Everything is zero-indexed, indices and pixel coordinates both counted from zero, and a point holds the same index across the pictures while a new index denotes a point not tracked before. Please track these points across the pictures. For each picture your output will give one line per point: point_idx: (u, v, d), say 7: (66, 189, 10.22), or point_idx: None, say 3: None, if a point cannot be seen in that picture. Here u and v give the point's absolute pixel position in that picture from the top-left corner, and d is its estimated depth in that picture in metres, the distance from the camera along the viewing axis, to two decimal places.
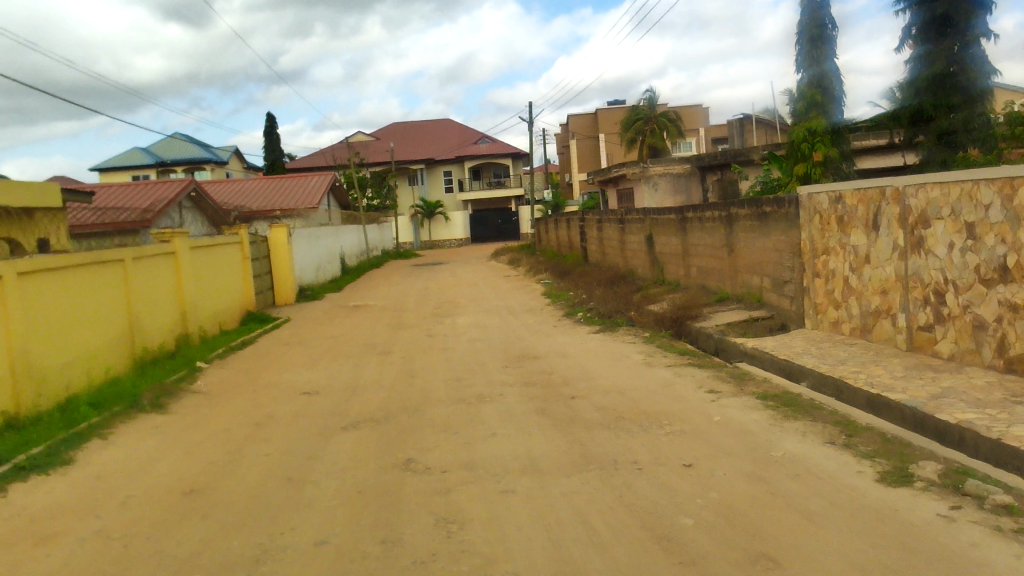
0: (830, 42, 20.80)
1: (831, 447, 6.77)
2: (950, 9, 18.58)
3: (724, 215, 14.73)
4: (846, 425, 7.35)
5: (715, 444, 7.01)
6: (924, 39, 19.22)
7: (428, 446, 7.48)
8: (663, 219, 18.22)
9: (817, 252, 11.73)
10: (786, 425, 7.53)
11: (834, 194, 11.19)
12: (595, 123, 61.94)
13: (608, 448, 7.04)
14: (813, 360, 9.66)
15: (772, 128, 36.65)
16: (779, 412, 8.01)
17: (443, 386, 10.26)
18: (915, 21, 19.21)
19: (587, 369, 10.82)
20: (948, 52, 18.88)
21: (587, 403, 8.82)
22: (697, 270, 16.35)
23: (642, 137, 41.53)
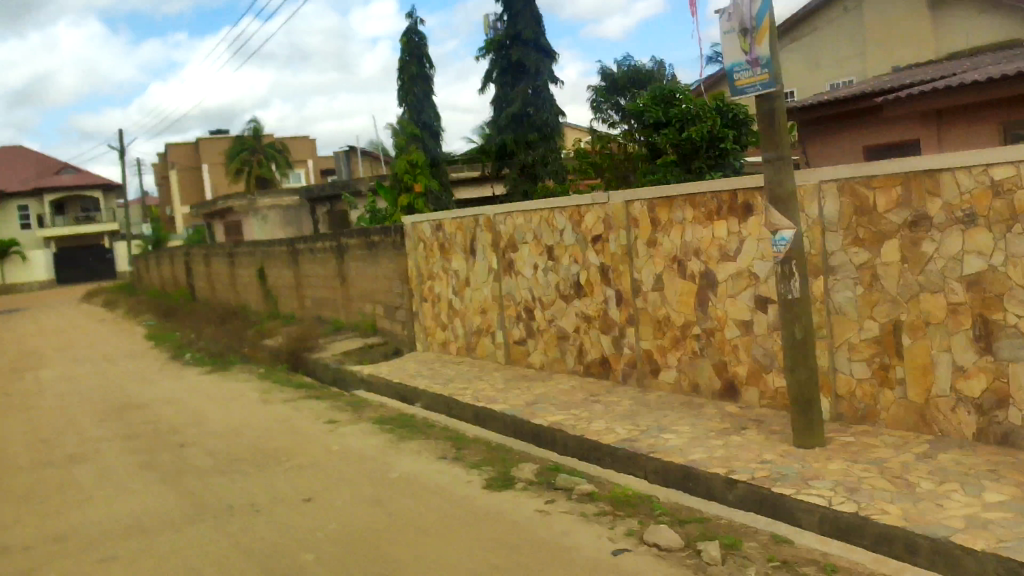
0: (426, 80, 22.20)
1: (444, 462, 7.15)
2: (523, 55, 21.37)
3: (334, 245, 14.87)
4: (456, 440, 7.82)
5: (335, 474, 7.01)
6: (503, 82, 21.82)
7: (7, 522, 6.44)
8: (273, 251, 17.86)
9: (422, 277, 12.38)
10: (402, 446, 7.78)
11: (434, 223, 11.92)
12: (197, 153, 58.99)
13: (223, 494, 6.67)
14: (426, 381, 10.12)
15: (377, 160, 38.01)
16: (396, 435, 8.26)
17: (24, 451, 8.92)
18: (494, 66, 21.88)
19: (199, 413, 10.18)
20: (523, 94, 21.44)
21: (199, 450, 8.27)
22: (311, 301, 16.27)
23: (248, 168, 40.43)
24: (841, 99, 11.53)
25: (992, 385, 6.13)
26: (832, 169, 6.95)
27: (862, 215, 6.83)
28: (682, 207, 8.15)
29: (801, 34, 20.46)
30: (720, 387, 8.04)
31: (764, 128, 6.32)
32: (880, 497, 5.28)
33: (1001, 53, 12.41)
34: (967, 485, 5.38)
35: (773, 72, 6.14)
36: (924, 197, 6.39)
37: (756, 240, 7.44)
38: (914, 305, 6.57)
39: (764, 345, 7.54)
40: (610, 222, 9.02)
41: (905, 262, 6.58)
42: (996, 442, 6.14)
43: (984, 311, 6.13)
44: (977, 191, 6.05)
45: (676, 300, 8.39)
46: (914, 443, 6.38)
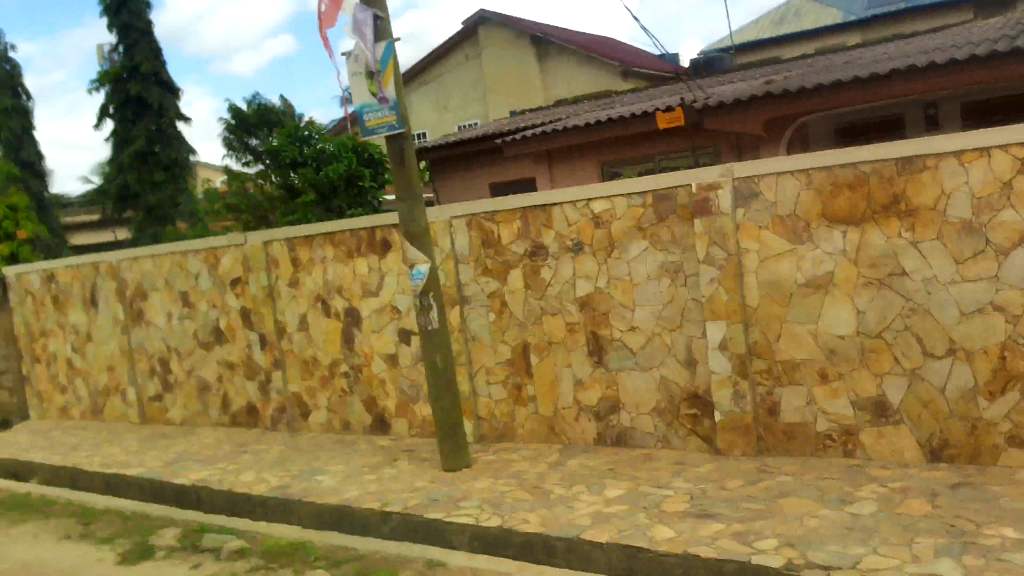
0: None
1: (68, 541, 6.35)
2: (143, 90, 19.97)
3: None
4: (83, 514, 7.00)
5: None
6: (122, 118, 20.09)
7: None
8: None
9: (34, 335, 11.04)
10: (14, 530, 6.76)
11: (46, 273, 10.70)
12: None
13: None
14: (43, 454, 8.88)
15: None
16: (5, 519, 7.15)
17: None
18: (108, 101, 20.19)
19: None
20: (146, 131, 19.90)
21: None
22: None
23: None
24: (466, 140, 12.38)
25: (606, 394, 6.92)
26: (460, 205, 7.42)
27: (489, 247, 7.36)
28: (322, 246, 8.14)
29: (428, 78, 21.70)
30: (371, 422, 8.13)
31: (395, 167, 6.56)
32: (520, 508, 5.69)
33: (595, 102, 14.19)
34: (591, 486, 6.01)
35: (400, 113, 6.41)
36: (539, 229, 7.06)
37: (395, 275, 7.65)
38: (538, 328, 7.20)
39: (409, 377, 7.77)
40: (249, 264, 8.71)
41: (528, 288, 7.20)
42: (612, 443, 6.94)
43: (595, 328, 6.91)
44: (581, 222, 6.83)
45: (321, 339, 8.34)
46: (546, 453, 6.97)
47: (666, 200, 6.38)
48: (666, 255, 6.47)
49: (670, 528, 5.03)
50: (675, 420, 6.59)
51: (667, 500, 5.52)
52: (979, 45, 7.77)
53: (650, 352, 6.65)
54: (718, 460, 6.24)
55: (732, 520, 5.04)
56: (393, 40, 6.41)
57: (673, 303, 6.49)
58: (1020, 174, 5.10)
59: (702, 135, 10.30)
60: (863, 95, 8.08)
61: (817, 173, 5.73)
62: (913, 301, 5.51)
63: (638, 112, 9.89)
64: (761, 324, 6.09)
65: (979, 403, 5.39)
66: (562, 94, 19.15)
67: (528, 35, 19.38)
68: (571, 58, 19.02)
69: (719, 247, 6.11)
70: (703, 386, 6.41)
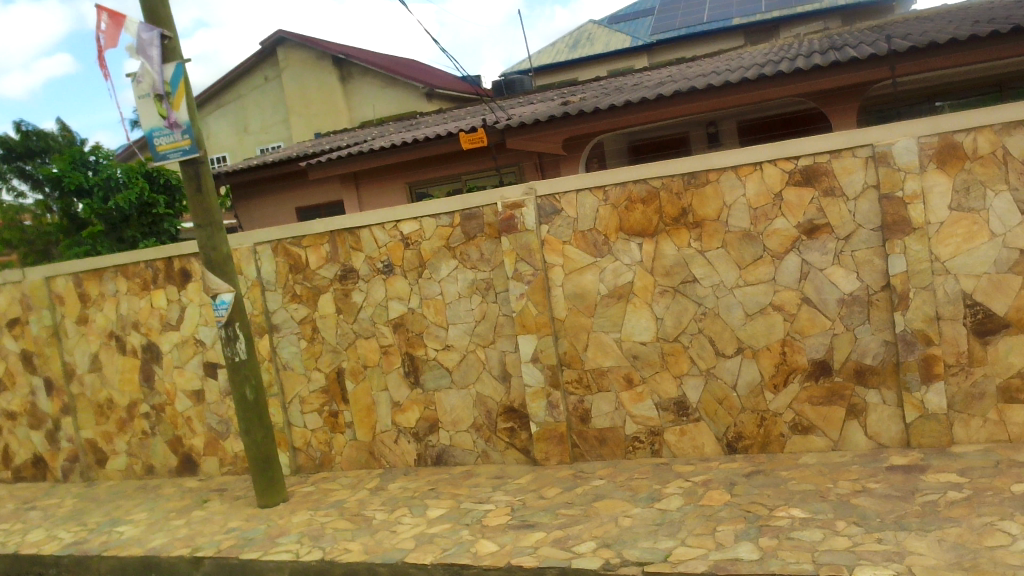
0: None
1: None
2: None
3: None
4: None
5: None
6: None
7: None
8: None
9: None
10: None
11: None
12: None
13: None
14: None
15: None
16: None
17: None
18: None
19: None
20: None
21: None
22: None
23: None
24: (269, 164, 12.00)
25: (423, 414, 6.91)
26: (264, 231, 7.18)
27: (297, 272, 7.17)
28: (113, 278, 7.60)
29: (226, 100, 20.90)
30: (177, 463, 7.65)
31: (191, 193, 6.25)
32: (341, 538, 5.56)
33: (400, 123, 14.21)
34: (413, 507, 5.97)
35: (194, 137, 6.14)
36: (348, 252, 6.97)
37: (197, 306, 7.26)
38: (352, 352, 7.09)
39: (216, 413, 7.39)
40: (28, 302, 7.97)
41: (340, 313, 7.08)
42: (432, 463, 6.94)
43: (409, 349, 6.89)
44: (391, 244, 6.81)
45: (117, 379, 7.77)
46: (366, 479, 6.85)
47: (474, 219, 6.50)
48: (476, 273, 6.57)
49: (493, 542, 5.09)
50: (492, 435, 6.69)
51: (489, 514, 5.59)
52: (748, 69, 8.52)
53: (465, 369, 6.72)
54: (536, 470, 6.39)
55: (552, 527, 5.18)
56: (183, 61, 6.11)
57: (485, 319, 6.60)
58: (788, 186, 5.62)
59: (506, 155, 10.57)
60: (651, 115, 8.61)
61: (612, 189, 6.04)
62: (704, 305, 5.92)
63: (443, 133, 10.01)
64: (569, 335, 6.32)
65: (765, 396, 5.85)
66: (367, 116, 19.03)
67: (329, 56, 19.11)
68: (374, 79, 18.94)
69: (526, 262, 6.28)
70: (517, 399, 6.54)
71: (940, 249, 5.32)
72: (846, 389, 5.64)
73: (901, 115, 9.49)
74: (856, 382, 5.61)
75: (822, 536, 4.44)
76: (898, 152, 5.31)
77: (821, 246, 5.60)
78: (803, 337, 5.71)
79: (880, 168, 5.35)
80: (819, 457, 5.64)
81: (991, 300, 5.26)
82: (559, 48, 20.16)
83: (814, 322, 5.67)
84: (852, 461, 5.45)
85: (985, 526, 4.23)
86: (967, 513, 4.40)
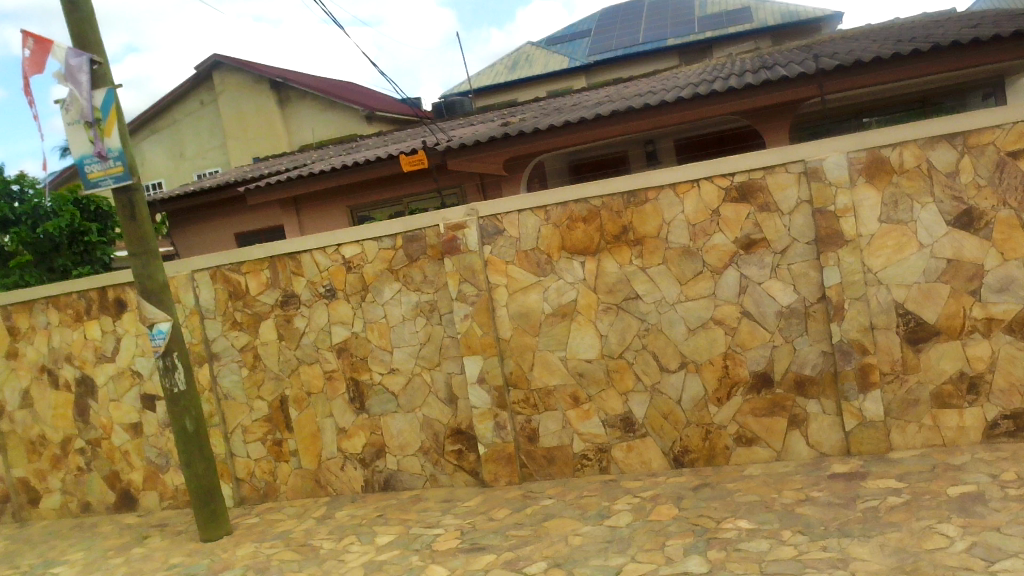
0: None
1: None
2: None
3: None
4: None
5: None
6: None
7: None
8: None
9: None
10: None
11: None
12: None
13: None
14: None
15: None
16: None
17: None
18: None
19: None
20: None
21: None
22: None
23: None
24: (206, 189, 11.80)
25: (370, 439, 6.83)
26: (201, 258, 7.05)
27: (237, 299, 7.04)
28: (44, 310, 7.38)
29: (161, 126, 20.55)
30: (114, 500, 7.41)
31: (125, 221, 6.10)
32: (288, 569, 5.44)
33: (340, 146, 14.11)
34: (361, 535, 5.88)
35: (126, 164, 6.00)
36: (290, 278, 6.87)
37: (133, 336, 7.07)
38: (295, 379, 6.97)
39: (155, 446, 7.19)
40: None
41: (282, 339, 6.97)
42: (380, 489, 6.85)
43: (354, 374, 6.80)
44: (333, 268, 6.74)
45: (49, 415, 7.51)
46: (312, 508, 6.73)
47: (416, 241, 6.48)
48: (419, 295, 6.54)
49: (444, 567, 5.04)
50: (440, 458, 6.64)
51: (439, 539, 5.54)
52: (684, 88, 8.67)
53: (411, 393, 6.67)
54: (485, 493, 6.35)
55: (503, 549, 5.15)
56: (114, 86, 5.98)
57: (430, 341, 6.56)
58: (725, 203, 5.74)
59: (447, 176, 10.58)
60: (590, 135, 8.70)
61: (554, 209, 6.08)
62: (647, 321, 5.99)
63: (383, 156, 9.99)
64: (515, 355, 6.31)
65: (710, 410, 5.93)
66: (307, 140, 18.86)
67: (266, 79, 18.92)
68: (312, 103, 18.80)
69: (470, 283, 6.28)
70: (464, 421, 6.51)
71: (872, 260, 5.47)
72: (788, 400, 5.75)
73: (831, 131, 9.76)
74: (797, 393, 5.72)
75: (769, 546, 4.50)
76: (828, 168, 5.46)
77: (759, 260, 5.71)
78: (744, 350, 5.81)
79: (812, 183, 5.50)
80: (763, 468, 5.72)
81: (922, 309, 5.42)
82: (498, 69, 20.28)
83: (755, 334, 5.77)
84: (796, 471, 5.54)
85: (925, 530, 4.33)
86: (907, 517, 4.51)
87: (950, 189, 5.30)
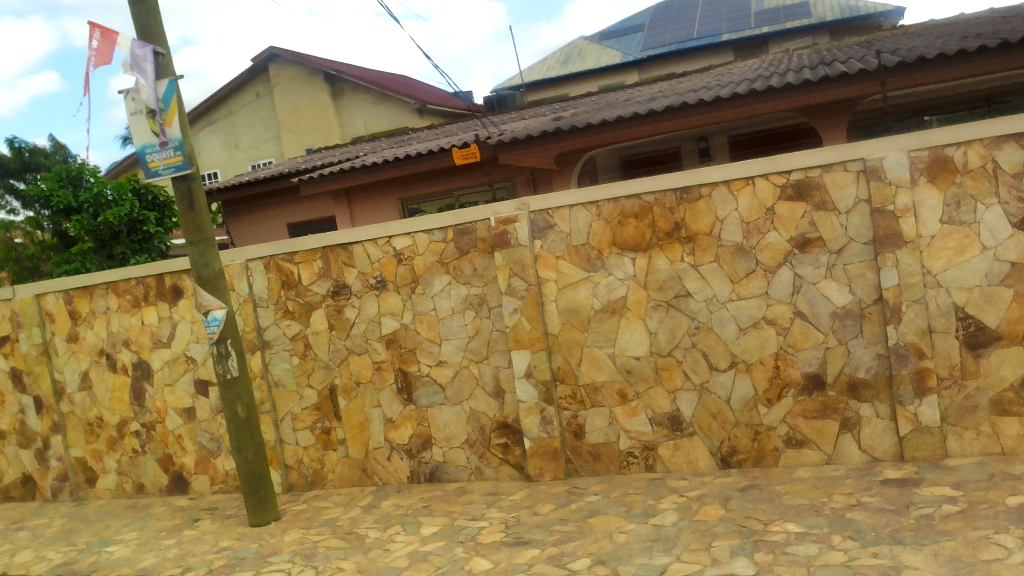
0: None
1: None
2: None
3: None
4: None
5: None
6: None
7: None
8: None
9: None
10: None
11: None
12: None
13: None
14: None
15: None
16: None
17: None
18: None
19: None
20: None
21: None
22: None
23: None
24: (261, 180, 11.99)
25: (417, 430, 6.87)
26: (256, 247, 7.16)
27: (289, 289, 7.14)
28: (104, 295, 7.58)
29: (218, 116, 20.94)
30: (167, 483, 7.59)
31: (184, 210, 6.23)
32: (334, 556, 5.51)
33: (392, 139, 14.22)
34: (406, 525, 5.93)
35: (186, 154, 6.11)
36: (341, 268, 6.95)
37: (188, 323, 7.22)
38: (345, 369, 7.06)
39: (208, 431, 7.34)
40: (19, 321, 7.95)
41: (332, 329, 7.05)
42: (426, 480, 6.90)
43: (403, 365, 6.86)
44: (384, 260, 6.80)
45: (107, 397, 7.72)
46: (359, 497, 6.80)
47: (466, 234, 6.49)
48: (469, 288, 6.56)
49: (488, 560, 5.06)
50: (486, 451, 6.66)
51: (483, 531, 5.55)
52: (738, 84, 8.55)
53: (458, 385, 6.70)
54: (530, 487, 6.36)
55: (546, 544, 5.15)
56: (174, 77, 6.10)
57: (478, 335, 6.58)
58: (780, 200, 5.64)
59: (499, 170, 10.59)
60: (643, 130, 8.62)
61: (605, 205, 6.04)
62: (696, 319, 5.92)
63: (435, 149, 10.03)
64: (562, 351, 6.30)
65: (759, 410, 5.84)
66: (359, 132, 19.02)
67: (321, 72, 19.14)
68: (365, 95, 18.94)
69: (519, 277, 6.27)
70: (511, 415, 6.52)
71: (932, 262, 5.32)
72: (840, 403, 5.64)
73: (891, 130, 9.53)
74: (849, 396, 5.61)
75: (818, 551, 4.42)
76: (889, 167, 5.32)
77: (813, 260, 5.60)
78: (796, 351, 5.71)
79: (872, 182, 5.37)
80: (813, 471, 5.62)
81: (983, 313, 5.27)
82: (550, 63, 20.23)
83: (807, 335, 5.67)
84: (847, 475, 5.43)
85: (981, 540, 4.21)
86: (963, 526, 4.39)
87: (1015, 191, 5.14)
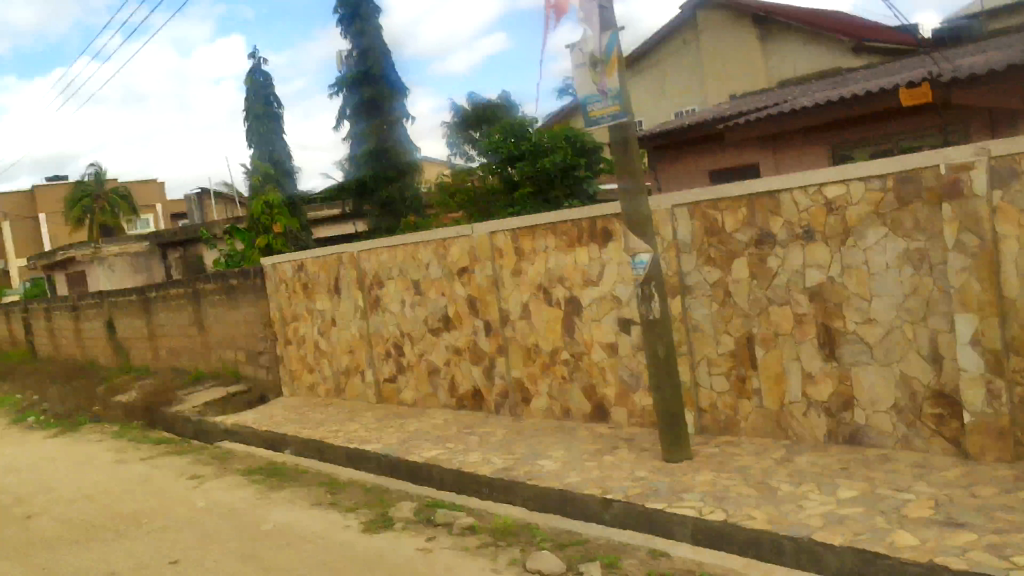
0: (276, 120, 23.35)
1: (320, 507, 6.68)
2: (376, 93, 21.25)
3: (189, 291, 13.63)
4: (331, 484, 7.32)
5: (205, 529, 6.49)
6: (359, 118, 21.50)
7: None
8: (121, 299, 16.29)
9: (287, 319, 11.52)
10: (275, 495, 7.21)
11: (297, 262, 11.16)
12: (31, 200, 53.84)
13: (79, 563, 6.00)
14: (294, 426, 9.45)
15: (232, 202, 36.68)
16: (265, 484, 7.67)
17: None
18: (347, 103, 21.50)
19: (47, 478, 9.14)
20: (377, 127, 21.23)
21: (48, 520, 7.38)
22: (165, 351, 14.81)
23: (90, 216, 36.89)
24: (685, 127, 12.13)
25: (838, 389, 6.55)
26: (682, 194, 7.28)
27: (713, 236, 7.18)
28: (545, 236, 8.30)
29: (645, 66, 21.61)
30: (591, 409, 8.22)
31: (619, 156, 6.54)
32: (746, 504, 5.53)
33: (822, 82, 13.45)
34: (823, 485, 5.71)
35: (623, 102, 6.39)
36: (768, 217, 6.78)
37: (616, 265, 7.66)
38: (765, 319, 6.96)
39: (629, 366, 7.75)
40: (475, 254, 9.03)
41: (754, 278, 6.96)
42: (845, 441, 6.56)
43: (827, 320, 6.56)
44: (813, 209, 6.48)
45: (543, 327, 8.53)
46: (772, 449, 6.71)
47: (909, 183, 5.91)
48: (908, 243, 6.00)
49: (915, 536, 4.68)
50: (917, 420, 6.13)
51: (909, 505, 5.15)
52: None
53: (889, 347, 6.22)
54: (967, 466, 5.72)
55: (987, 531, 4.61)
56: (617, 29, 6.41)
57: (915, 294, 6.02)
58: None
59: (949, 112, 9.44)
60: None
61: None
62: None
63: (875, 90, 9.24)
64: (1021, 318, 5.52)
65: None
66: (786, 76, 18.26)
67: (749, 16, 18.70)
68: (795, 37, 18.06)
69: (971, 232, 5.62)
70: (949, 383, 5.91)
71: None
72: None
73: None
74: None
75: None
76: None
77: None
78: None
79: None
80: None
81: None
82: None
83: None
84: None
85: None
86: None
87: None
